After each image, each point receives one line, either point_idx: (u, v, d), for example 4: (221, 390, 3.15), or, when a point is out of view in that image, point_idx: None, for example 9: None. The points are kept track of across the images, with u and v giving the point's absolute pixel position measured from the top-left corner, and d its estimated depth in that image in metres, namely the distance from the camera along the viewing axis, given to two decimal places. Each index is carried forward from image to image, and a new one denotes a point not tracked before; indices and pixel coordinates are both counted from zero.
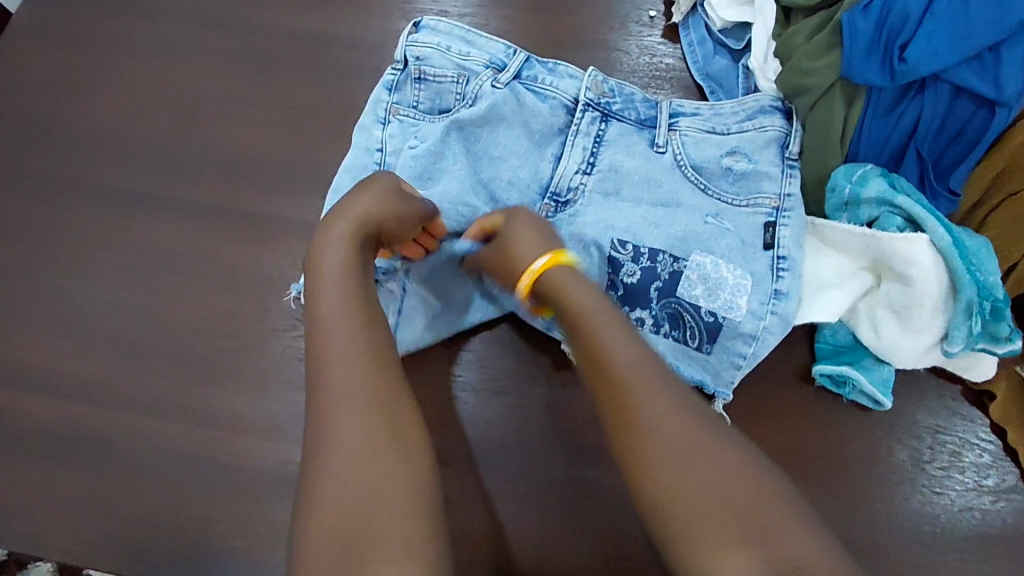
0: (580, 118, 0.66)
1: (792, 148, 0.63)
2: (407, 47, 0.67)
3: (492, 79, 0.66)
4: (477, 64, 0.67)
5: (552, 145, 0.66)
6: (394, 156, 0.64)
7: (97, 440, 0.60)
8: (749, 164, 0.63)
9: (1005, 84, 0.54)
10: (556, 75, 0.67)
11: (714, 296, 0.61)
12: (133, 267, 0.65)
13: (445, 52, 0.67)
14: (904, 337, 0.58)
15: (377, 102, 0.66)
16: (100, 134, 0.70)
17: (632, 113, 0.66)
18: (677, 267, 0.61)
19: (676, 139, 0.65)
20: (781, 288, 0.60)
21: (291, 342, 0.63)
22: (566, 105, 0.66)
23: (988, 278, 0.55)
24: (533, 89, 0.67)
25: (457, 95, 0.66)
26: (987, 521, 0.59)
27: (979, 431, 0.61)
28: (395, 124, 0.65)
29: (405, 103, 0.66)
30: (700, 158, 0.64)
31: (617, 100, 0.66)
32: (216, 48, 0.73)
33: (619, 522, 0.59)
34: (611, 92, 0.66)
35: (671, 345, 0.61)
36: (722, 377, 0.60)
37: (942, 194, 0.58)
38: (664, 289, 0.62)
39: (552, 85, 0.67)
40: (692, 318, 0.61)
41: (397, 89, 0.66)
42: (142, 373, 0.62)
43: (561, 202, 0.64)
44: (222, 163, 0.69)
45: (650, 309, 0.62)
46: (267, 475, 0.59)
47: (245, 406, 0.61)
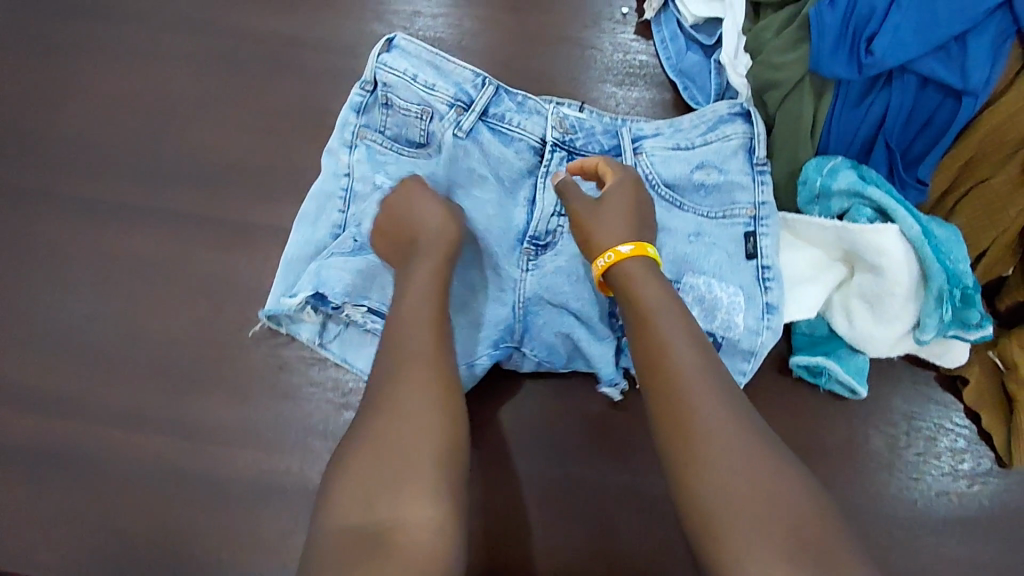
0: (548, 159, 0.65)
1: (759, 154, 0.63)
2: (376, 68, 0.65)
3: (455, 123, 0.64)
4: (443, 100, 0.64)
5: (523, 188, 0.65)
6: (359, 180, 0.63)
7: (75, 455, 0.59)
8: (720, 176, 0.64)
9: (970, 73, 0.54)
10: (523, 112, 0.66)
11: (711, 317, 0.61)
12: (106, 278, 0.65)
13: (411, 82, 0.64)
14: (878, 326, 0.59)
15: (344, 124, 0.66)
16: (68, 144, 0.69)
17: (595, 146, 0.65)
18: None
19: (644, 160, 0.64)
20: (771, 301, 0.61)
21: (272, 350, 0.62)
22: (533, 146, 0.65)
23: (957, 266, 0.56)
24: (500, 129, 0.65)
25: (422, 130, 0.65)
26: (963, 505, 0.61)
27: (954, 416, 0.63)
28: (361, 149, 0.65)
29: (373, 126, 0.65)
30: (672, 176, 0.64)
31: (579, 135, 0.65)
32: (186, 54, 0.72)
33: (605, 519, 0.60)
34: (574, 127, 0.65)
35: None
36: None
37: (910, 183, 0.59)
38: None
39: (519, 125, 0.65)
40: None
41: (366, 111, 0.66)
42: (120, 385, 0.61)
43: (540, 245, 0.63)
44: (194, 171, 0.68)
45: None
46: (255, 485, 0.58)
47: (229, 415, 0.60)
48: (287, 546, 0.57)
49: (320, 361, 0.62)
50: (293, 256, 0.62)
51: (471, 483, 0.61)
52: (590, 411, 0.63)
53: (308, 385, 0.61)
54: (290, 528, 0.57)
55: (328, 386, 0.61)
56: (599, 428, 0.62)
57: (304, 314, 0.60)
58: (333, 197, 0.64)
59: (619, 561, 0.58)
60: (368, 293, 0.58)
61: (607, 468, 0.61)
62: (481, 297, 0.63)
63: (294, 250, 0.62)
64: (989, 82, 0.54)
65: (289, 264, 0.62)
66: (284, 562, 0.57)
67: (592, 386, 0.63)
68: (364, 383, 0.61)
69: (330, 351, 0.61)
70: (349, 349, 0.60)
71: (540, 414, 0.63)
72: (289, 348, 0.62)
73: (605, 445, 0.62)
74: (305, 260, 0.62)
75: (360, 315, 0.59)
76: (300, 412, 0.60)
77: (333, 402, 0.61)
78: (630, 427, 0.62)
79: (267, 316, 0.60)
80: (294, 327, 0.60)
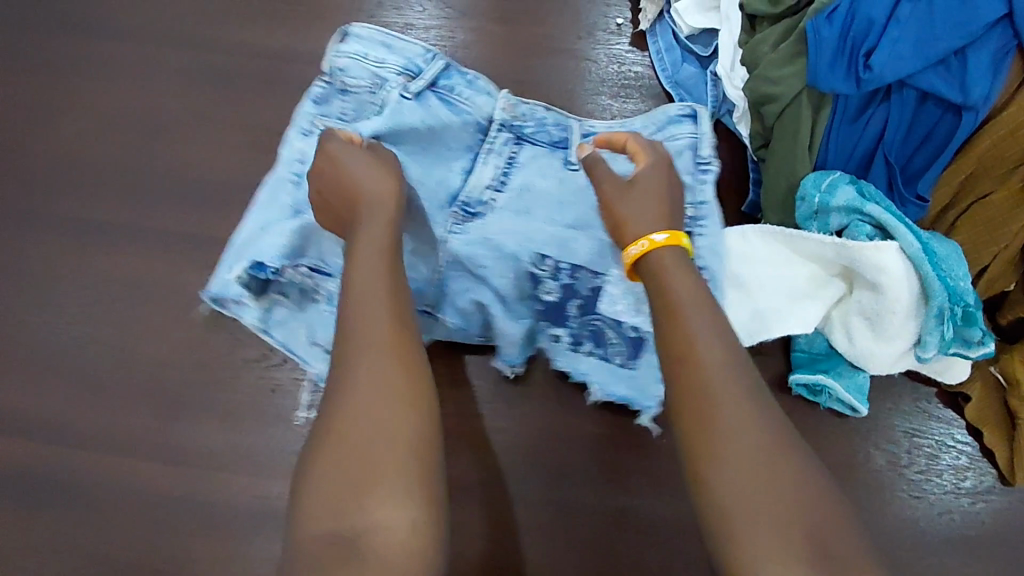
0: (493, 137, 0.64)
1: (702, 152, 0.63)
2: (332, 57, 0.66)
3: (402, 87, 0.64)
4: (393, 71, 0.65)
5: (462, 159, 0.64)
6: (309, 160, 0.62)
7: (64, 482, 0.58)
8: None
9: (970, 88, 0.53)
10: (472, 89, 0.66)
11: (635, 311, 0.61)
12: (95, 300, 0.64)
13: (362, 60, 0.65)
14: (878, 344, 0.58)
15: (302, 113, 0.64)
16: (56, 164, 0.68)
17: (544, 136, 0.65)
18: (597, 283, 0.61)
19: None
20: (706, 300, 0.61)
21: (265, 372, 0.61)
22: (480, 123, 0.65)
23: (958, 283, 0.55)
24: (447, 101, 0.65)
25: (374, 104, 0.64)
26: (966, 524, 0.60)
27: (956, 433, 0.62)
28: (317, 134, 0.63)
29: (330, 116, 0.65)
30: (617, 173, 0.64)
31: (529, 124, 0.65)
32: (175, 70, 0.71)
33: (604, 542, 0.59)
34: (524, 115, 0.66)
35: (592, 364, 0.62)
36: (648, 392, 0.61)
37: (910, 200, 0.58)
38: (585, 306, 0.62)
39: (467, 100, 0.65)
40: (613, 334, 0.61)
41: (324, 102, 0.65)
42: (110, 410, 0.60)
43: (470, 213, 0.62)
44: (184, 190, 0.67)
45: (569, 326, 0.62)
46: (248, 510, 0.58)
47: (220, 439, 0.59)
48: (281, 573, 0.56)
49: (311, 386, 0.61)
50: (237, 238, 0.60)
51: (468, 506, 0.60)
52: (588, 431, 0.62)
53: (301, 409, 0.60)
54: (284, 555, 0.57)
55: (321, 409, 0.60)
56: (597, 449, 0.61)
57: (248, 298, 0.59)
58: (283, 181, 0.62)
59: None
60: (306, 253, 0.59)
61: (606, 490, 0.60)
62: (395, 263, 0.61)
63: (239, 232, 0.60)
64: (989, 96, 0.53)
65: (234, 246, 0.60)
66: None
67: (590, 406, 0.63)
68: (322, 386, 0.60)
69: (274, 338, 0.60)
70: (294, 337, 0.60)
71: (536, 434, 0.62)
72: (282, 370, 0.61)
73: (603, 466, 0.61)
74: (250, 238, 0.60)
75: (301, 274, 0.59)
76: (293, 436, 0.59)
77: None
78: (628, 448, 0.61)
79: (210, 298, 0.59)
80: (238, 311, 0.59)
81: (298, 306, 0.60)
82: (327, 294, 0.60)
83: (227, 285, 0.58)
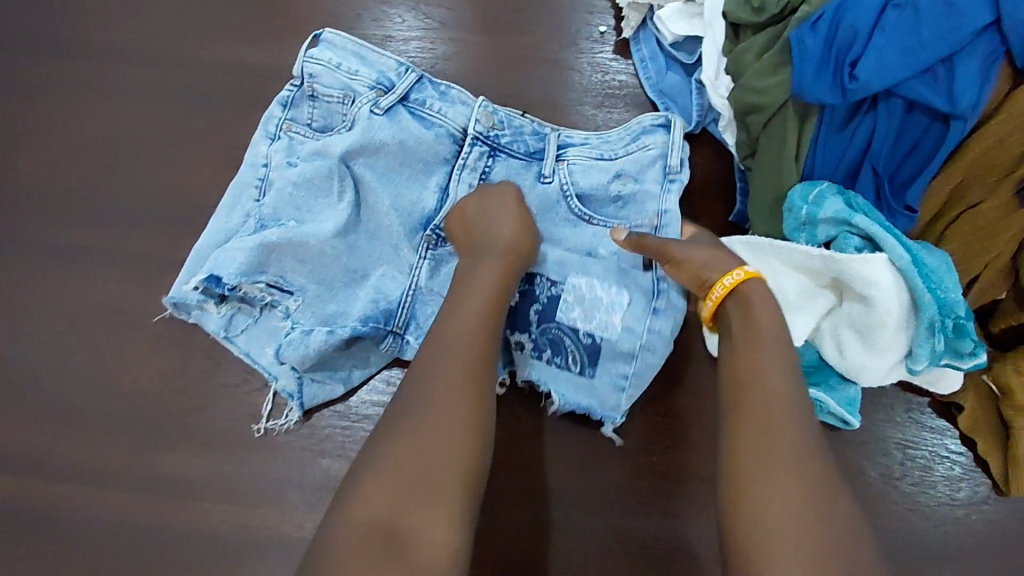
0: (467, 152, 0.62)
1: (673, 164, 0.62)
2: (304, 62, 0.64)
3: (372, 102, 0.62)
4: (364, 84, 0.64)
5: (437, 174, 0.63)
6: (276, 171, 0.62)
7: (43, 515, 0.57)
8: (635, 186, 0.62)
9: (958, 97, 0.52)
10: (446, 101, 0.63)
11: (590, 317, 0.60)
12: (71, 328, 0.62)
13: (334, 70, 0.64)
14: (868, 356, 0.57)
15: (269, 118, 0.65)
16: (29, 188, 0.67)
17: (521, 146, 0.63)
18: (554, 291, 0.61)
19: (563, 170, 0.63)
20: (659, 306, 0.60)
21: (245, 396, 0.60)
22: (453, 134, 0.63)
23: (948, 295, 0.54)
24: (420, 114, 0.63)
25: (344, 116, 0.64)
26: (961, 534, 0.59)
27: (949, 443, 0.61)
28: (284, 141, 0.63)
29: (300, 120, 0.65)
30: (588, 186, 0.62)
31: (506, 133, 0.63)
32: (149, 88, 0.70)
33: (596, 563, 0.58)
34: (501, 123, 0.63)
35: (553, 373, 0.60)
36: (606, 404, 0.60)
37: (899, 211, 0.57)
38: (544, 313, 0.61)
39: (440, 112, 0.63)
40: (572, 342, 0.60)
41: (292, 106, 0.65)
42: (89, 440, 0.59)
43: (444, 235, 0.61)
44: (160, 212, 0.65)
45: (529, 332, 0.61)
46: (235, 541, 0.56)
47: (206, 469, 0.58)
48: None
49: (287, 412, 0.59)
50: (202, 249, 0.61)
51: None
52: (578, 450, 0.61)
53: (283, 433, 0.59)
54: None
55: (303, 435, 0.59)
56: (587, 469, 0.60)
57: (210, 305, 0.59)
58: (248, 187, 0.63)
59: None
60: (265, 268, 0.58)
61: (597, 510, 0.59)
62: (353, 285, 0.60)
63: (205, 244, 0.61)
64: (978, 104, 0.52)
65: (199, 255, 0.61)
66: None
67: (578, 425, 0.61)
68: (296, 420, 0.59)
69: (240, 350, 0.60)
70: (258, 347, 0.59)
71: (527, 454, 0.61)
72: (261, 394, 0.60)
73: (593, 485, 0.60)
74: (215, 247, 0.61)
75: (258, 291, 0.59)
76: (276, 462, 0.58)
77: (311, 450, 0.58)
78: (619, 466, 0.60)
79: (171, 303, 0.60)
80: (201, 317, 0.60)
81: (260, 316, 0.60)
82: (284, 310, 0.59)
83: (184, 291, 0.59)
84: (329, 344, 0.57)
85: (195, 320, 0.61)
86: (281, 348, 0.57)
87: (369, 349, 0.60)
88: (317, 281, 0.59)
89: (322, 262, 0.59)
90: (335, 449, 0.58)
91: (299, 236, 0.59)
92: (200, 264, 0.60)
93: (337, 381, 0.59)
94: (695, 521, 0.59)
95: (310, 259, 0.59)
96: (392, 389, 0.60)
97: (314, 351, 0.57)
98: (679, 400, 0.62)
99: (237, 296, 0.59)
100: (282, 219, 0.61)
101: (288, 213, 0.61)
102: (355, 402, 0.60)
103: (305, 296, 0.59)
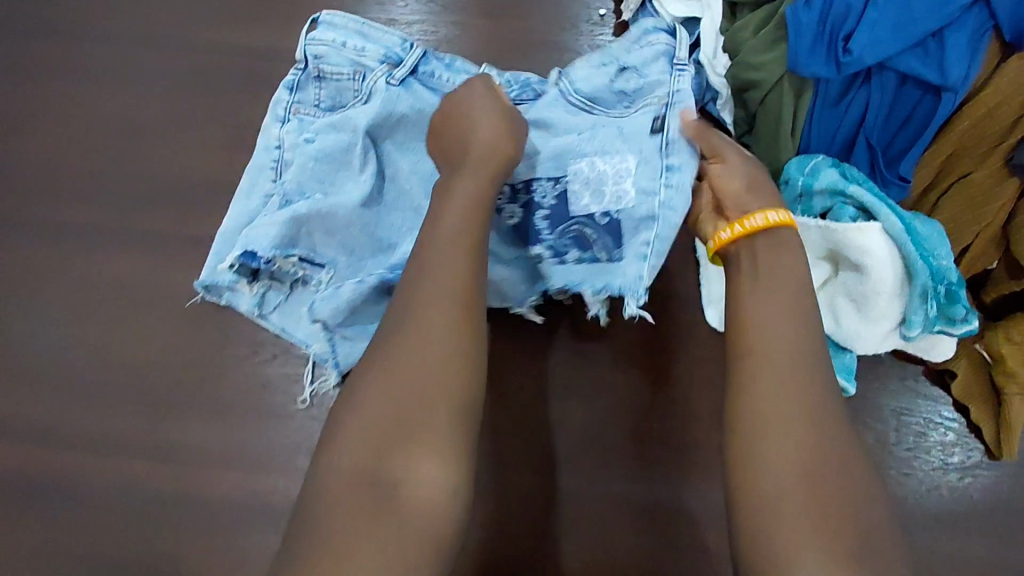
0: None
1: (680, 55, 0.63)
2: (305, 45, 0.66)
3: (386, 75, 0.65)
4: (373, 59, 0.66)
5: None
6: (291, 150, 0.64)
7: (55, 482, 0.59)
8: (639, 79, 0.64)
9: (949, 70, 0.53)
10: (452, 71, 0.67)
11: (601, 196, 0.61)
12: (80, 302, 0.64)
13: (340, 49, 0.66)
14: (864, 325, 0.59)
15: (277, 101, 0.66)
16: (37, 166, 0.68)
17: (528, 95, 0.67)
18: (560, 188, 0.63)
19: (563, 80, 0.66)
20: (672, 162, 0.59)
21: (253, 368, 0.62)
22: None
23: (940, 263, 0.55)
24: (430, 85, 0.66)
25: (355, 92, 0.66)
26: (954, 498, 0.61)
27: (942, 410, 0.63)
28: (294, 122, 0.65)
29: (306, 102, 0.66)
30: (592, 89, 0.65)
31: (514, 88, 0.68)
32: (156, 70, 0.71)
33: (597, 527, 0.60)
34: (509, 83, 0.68)
35: (580, 266, 0.62)
36: (631, 276, 0.59)
37: (893, 181, 0.58)
38: (555, 215, 0.63)
39: (450, 81, 0.67)
40: (593, 229, 0.61)
41: (299, 88, 0.67)
42: (100, 410, 0.60)
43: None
44: (167, 189, 0.67)
45: (547, 240, 0.62)
46: (244, 506, 0.58)
47: (215, 438, 0.60)
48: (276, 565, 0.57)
49: (323, 376, 0.61)
50: (228, 230, 0.63)
51: None
52: (580, 418, 0.62)
53: (293, 403, 0.61)
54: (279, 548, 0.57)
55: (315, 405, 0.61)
56: (588, 436, 0.62)
57: (243, 284, 0.61)
58: (264, 169, 0.65)
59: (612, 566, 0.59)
60: (297, 242, 0.60)
61: (598, 476, 0.61)
62: (385, 249, 0.62)
63: (230, 226, 0.63)
64: (968, 78, 0.54)
65: (224, 236, 0.62)
66: None
67: (579, 394, 0.63)
68: (336, 378, 0.61)
69: (278, 325, 0.62)
70: (293, 320, 0.61)
71: (529, 424, 0.63)
72: (270, 364, 0.62)
73: (595, 452, 0.61)
74: (239, 229, 0.62)
75: (292, 265, 0.60)
76: (285, 431, 0.60)
77: (320, 419, 0.60)
78: (619, 434, 0.62)
79: (203, 287, 0.61)
80: (234, 298, 0.62)
81: (291, 292, 0.62)
82: (318, 282, 0.61)
83: (217, 274, 0.61)
84: (359, 292, 0.58)
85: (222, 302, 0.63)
86: (314, 306, 0.59)
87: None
88: (347, 252, 0.61)
89: (350, 233, 0.61)
90: None
91: (329, 207, 0.60)
92: (229, 246, 0.62)
93: (372, 334, 0.61)
94: (693, 488, 0.60)
95: (338, 231, 0.61)
96: None
97: (346, 302, 0.58)
98: (679, 371, 0.63)
99: (268, 272, 0.61)
100: (307, 193, 0.62)
101: (312, 186, 0.63)
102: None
103: (336, 268, 0.61)
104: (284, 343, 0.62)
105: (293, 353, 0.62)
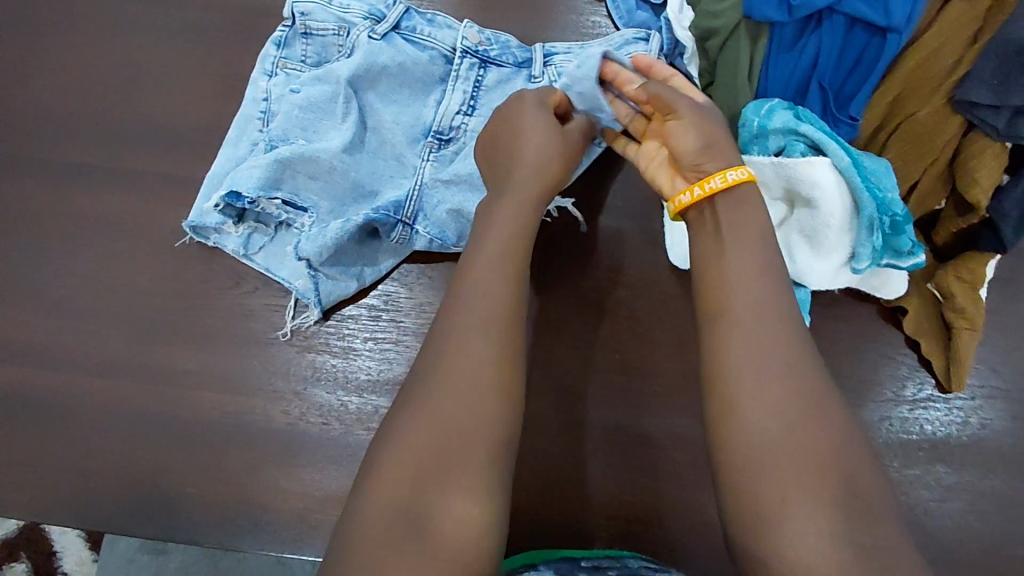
0: (458, 65, 0.68)
1: None
2: (293, 3, 0.69)
3: (369, 30, 0.68)
4: (357, 16, 0.69)
5: (435, 93, 0.69)
6: (277, 102, 0.67)
7: (48, 403, 0.62)
8: None
9: (893, 10, 0.56)
10: (434, 26, 0.69)
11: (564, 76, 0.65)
12: (73, 237, 0.67)
13: (327, 6, 0.69)
14: (816, 258, 0.62)
15: (265, 56, 0.69)
16: (34, 112, 0.71)
17: (509, 58, 0.69)
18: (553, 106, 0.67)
19: (550, 70, 0.68)
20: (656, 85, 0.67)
21: (236, 298, 0.65)
22: (445, 54, 0.69)
23: (886, 195, 0.58)
24: (412, 40, 0.69)
25: (339, 47, 0.69)
26: (906, 429, 0.63)
27: (896, 345, 0.65)
28: (281, 76, 0.68)
29: (294, 58, 0.69)
30: None
31: (494, 48, 0.69)
32: (147, 22, 0.74)
33: (562, 452, 0.63)
34: (488, 40, 0.69)
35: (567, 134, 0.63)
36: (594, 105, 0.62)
37: (843, 121, 0.61)
38: None
39: (430, 36, 0.69)
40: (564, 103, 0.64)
41: (286, 45, 0.69)
42: (92, 337, 0.64)
43: (444, 140, 0.67)
44: (158, 133, 0.70)
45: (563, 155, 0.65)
46: (226, 426, 0.61)
47: (199, 361, 0.63)
48: (254, 480, 0.60)
49: (305, 315, 0.64)
50: (217, 173, 0.66)
51: None
52: (549, 353, 0.65)
53: (273, 330, 0.64)
54: (258, 465, 0.60)
55: (295, 336, 0.64)
56: (557, 370, 0.65)
57: (229, 226, 0.64)
58: (251, 119, 0.68)
59: (574, 487, 0.62)
60: (281, 185, 0.63)
61: (566, 407, 0.64)
62: (368, 194, 0.65)
63: (218, 169, 0.66)
64: (911, 18, 0.56)
65: (214, 180, 0.66)
66: (251, 497, 0.60)
67: (550, 331, 0.66)
68: (313, 318, 0.64)
69: (260, 264, 0.65)
70: (274, 260, 0.64)
71: None
72: (253, 296, 0.65)
73: (562, 384, 0.64)
74: (225, 173, 0.66)
75: (275, 207, 0.63)
76: (265, 358, 0.63)
77: (301, 351, 0.63)
78: (585, 367, 0.65)
79: (191, 227, 0.64)
80: (220, 239, 0.65)
81: (275, 233, 0.65)
82: (300, 226, 0.64)
83: (205, 215, 0.64)
84: (345, 230, 0.62)
85: (207, 243, 0.66)
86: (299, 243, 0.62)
87: (379, 248, 0.65)
88: (328, 199, 0.64)
89: (332, 177, 0.64)
90: (319, 345, 0.63)
91: (309, 153, 0.64)
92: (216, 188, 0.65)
93: (349, 273, 0.64)
94: (656, 420, 0.63)
95: (321, 175, 0.64)
96: (380, 293, 0.65)
97: (328, 240, 0.62)
98: (643, 313, 0.66)
99: (253, 214, 0.65)
100: (291, 139, 0.66)
101: (296, 133, 0.66)
102: (368, 299, 0.65)
103: (318, 213, 0.64)
104: (264, 276, 0.65)
105: (274, 285, 0.65)
